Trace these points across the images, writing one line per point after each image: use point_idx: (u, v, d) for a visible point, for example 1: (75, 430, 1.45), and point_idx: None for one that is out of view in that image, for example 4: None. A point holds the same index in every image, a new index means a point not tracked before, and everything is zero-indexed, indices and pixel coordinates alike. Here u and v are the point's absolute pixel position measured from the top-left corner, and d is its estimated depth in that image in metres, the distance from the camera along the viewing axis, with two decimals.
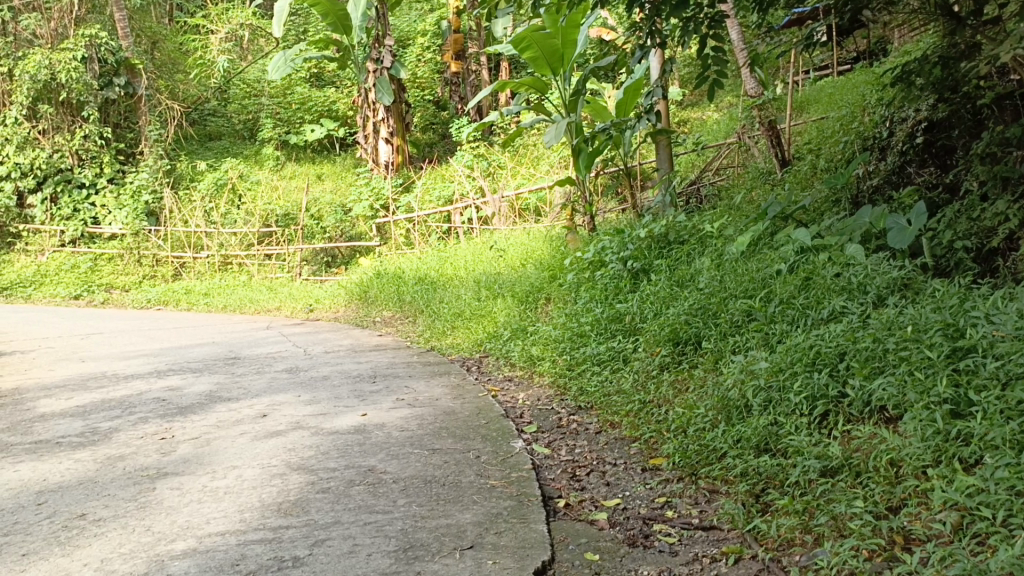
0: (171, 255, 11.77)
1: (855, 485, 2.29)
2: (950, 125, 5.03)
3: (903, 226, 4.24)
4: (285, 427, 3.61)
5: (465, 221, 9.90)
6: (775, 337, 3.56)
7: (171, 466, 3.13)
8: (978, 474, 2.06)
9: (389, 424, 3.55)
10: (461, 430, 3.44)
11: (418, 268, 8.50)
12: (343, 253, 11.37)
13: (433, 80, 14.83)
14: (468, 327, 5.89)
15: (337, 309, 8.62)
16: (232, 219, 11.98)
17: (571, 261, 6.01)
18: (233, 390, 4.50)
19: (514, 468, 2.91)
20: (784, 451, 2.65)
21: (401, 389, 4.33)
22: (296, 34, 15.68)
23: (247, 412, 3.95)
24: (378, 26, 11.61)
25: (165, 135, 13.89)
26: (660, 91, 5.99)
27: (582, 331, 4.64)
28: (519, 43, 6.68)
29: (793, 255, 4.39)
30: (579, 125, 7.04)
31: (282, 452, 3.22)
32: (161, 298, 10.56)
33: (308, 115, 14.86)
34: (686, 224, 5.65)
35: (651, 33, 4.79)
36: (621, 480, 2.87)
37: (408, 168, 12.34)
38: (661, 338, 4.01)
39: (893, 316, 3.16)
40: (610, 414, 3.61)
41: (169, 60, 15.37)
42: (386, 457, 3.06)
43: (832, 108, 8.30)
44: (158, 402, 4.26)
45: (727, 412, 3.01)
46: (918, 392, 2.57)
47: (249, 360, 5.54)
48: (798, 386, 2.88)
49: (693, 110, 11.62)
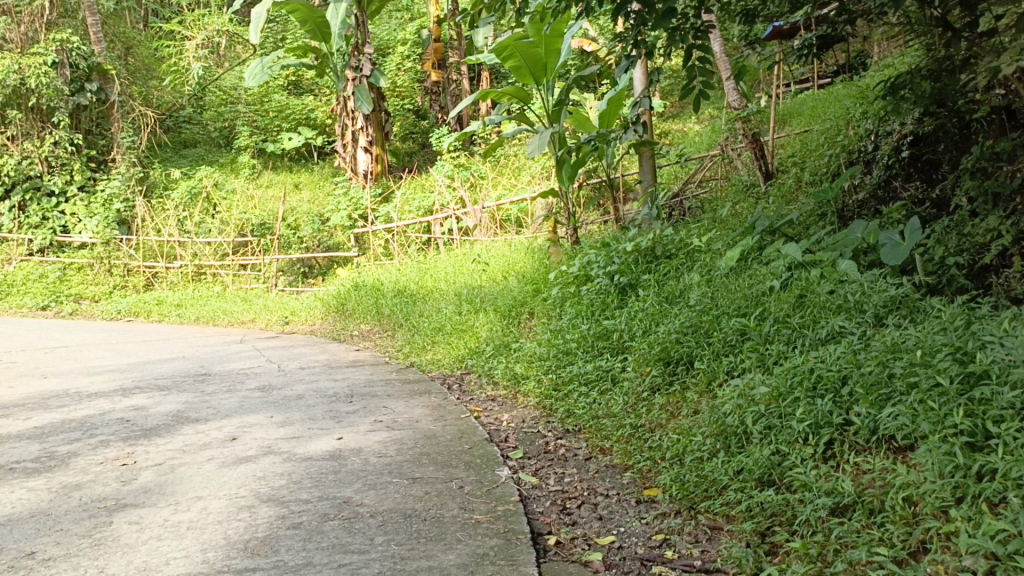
0: (142, 265, 11.51)
1: (869, 525, 2.14)
2: (936, 139, 4.94)
3: (896, 242, 4.08)
4: (255, 452, 3.39)
5: (446, 232, 9.72)
6: (772, 357, 3.41)
7: (130, 497, 2.91)
8: (1007, 517, 1.91)
9: (366, 450, 3.36)
10: (443, 456, 3.25)
11: (398, 280, 8.29)
12: (321, 263, 11.14)
13: (413, 89, 14.65)
14: (450, 343, 5.72)
15: (313, 322, 8.41)
16: (206, 228, 11.72)
17: (556, 275, 5.84)
18: (201, 410, 4.27)
19: (500, 501, 2.71)
20: (789, 485, 2.49)
21: (379, 410, 4.12)
22: (275, 41, 15.44)
23: (215, 435, 3.73)
24: (357, 34, 11.41)
25: (139, 142, 13.53)
26: (648, 101, 5.71)
27: (568, 349, 4.47)
28: (501, 51, 6.51)
29: (784, 271, 4.24)
30: (562, 136, 6.86)
31: (250, 480, 3.01)
32: (132, 309, 10.28)
33: (286, 123, 14.60)
34: (674, 238, 5.49)
35: (636, 43, 4.63)
36: (615, 514, 2.70)
37: (388, 178, 12.13)
38: (651, 358, 3.84)
39: (896, 337, 3.01)
40: (600, 439, 3.44)
41: (142, 66, 14.99)
42: (362, 486, 2.86)
43: (815, 121, 8.20)
44: (121, 424, 4.03)
45: (725, 440, 2.84)
46: (931, 422, 2.42)
47: (220, 376, 5.30)
48: (801, 412, 2.73)
49: (674, 122, 11.55)
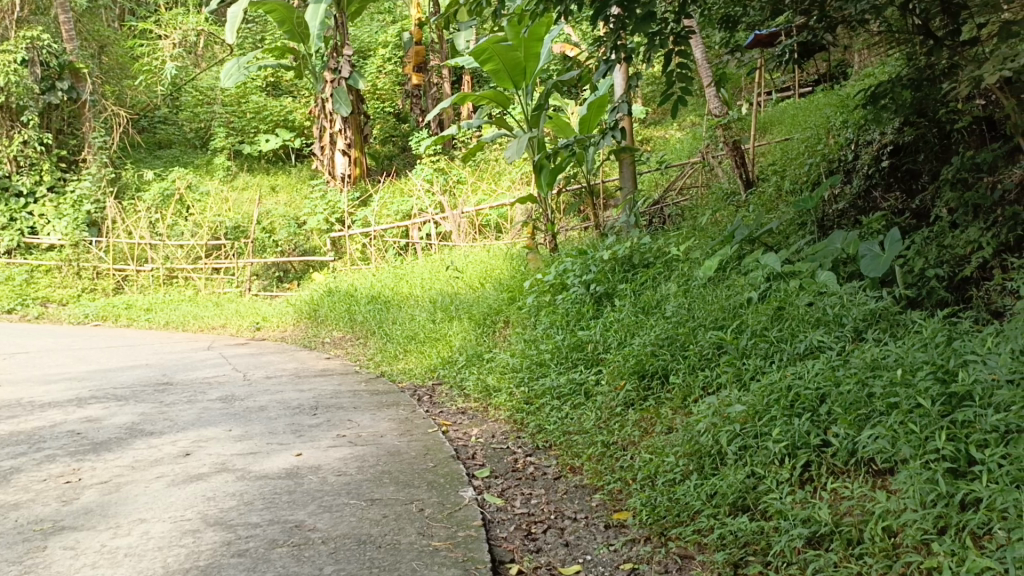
0: (112, 268, 11.26)
1: (847, 558, 2.03)
2: (916, 149, 4.87)
3: (876, 254, 3.99)
4: (208, 469, 3.23)
5: (423, 236, 9.57)
6: (748, 372, 3.29)
7: (69, 519, 2.73)
8: (993, 555, 1.80)
9: (326, 467, 3.20)
10: (404, 475, 3.09)
11: (372, 286, 8.13)
12: (297, 267, 10.94)
13: (393, 92, 14.50)
14: (422, 352, 5.57)
15: (285, 329, 8.23)
16: (179, 231, 11.50)
17: (531, 282, 5.70)
18: (157, 422, 4.10)
19: (461, 526, 2.57)
20: (764, 512, 2.37)
21: (344, 424, 3.96)
22: (253, 42, 15.21)
23: (168, 450, 3.56)
24: (337, 36, 11.32)
25: (110, 142, 13.24)
26: (627, 107, 5.58)
27: (541, 360, 4.34)
28: (479, 54, 6.36)
29: (763, 282, 4.13)
30: (541, 141, 6.72)
31: (199, 501, 2.85)
32: (100, 313, 10.05)
33: (263, 125, 14.42)
34: (651, 246, 5.38)
35: (615, 47, 4.49)
36: (583, 540, 2.57)
37: (366, 181, 11.95)
38: (626, 371, 3.71)
39: (876, 353, 2.90)
40: (570, 457, 3.31)
41: (116, 65, 14.73)
42: (317, 509, 2.71)
43: (796, 130, 8.13)
44: (71, 437, 3.85)
45: (699, 461, 2.72)
46: (912, 447, 2.30)
47: (182, 386, 5.11)
48: (778, 433, 2.62)
49: (656, 128, 11.49)
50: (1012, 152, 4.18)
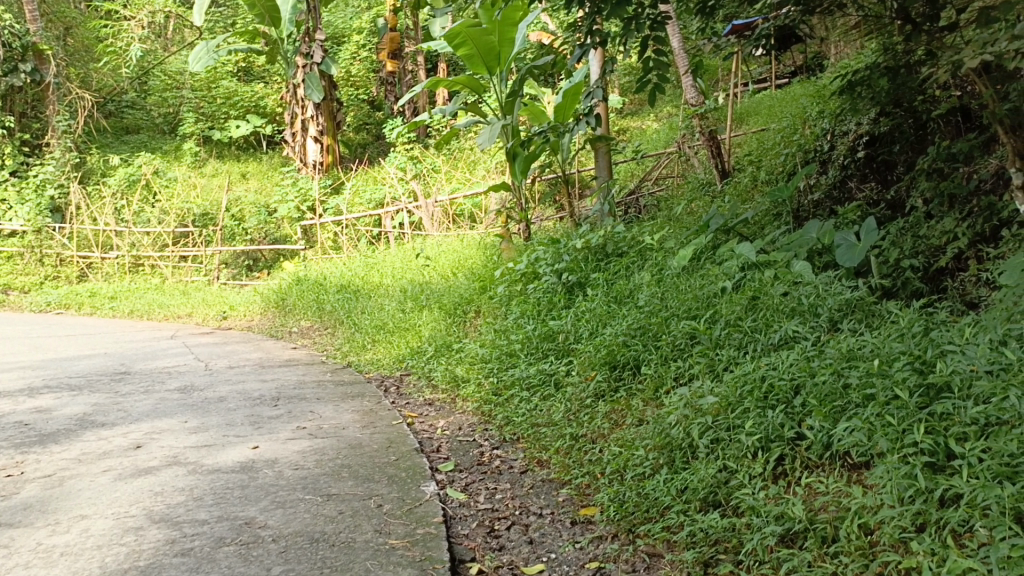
0: (76, 255, 11.05)
1: (822, 558, 1.94)
2: (892, 139, 4.80)
3: (852, 243, 3.88)
4: (159, 463, 3.09)
5: (396, 226, 9.41)
6: (722, 364, 3.20)
7: (5, 515, 2.58)
8: (976, 554, 1.72)
9: (283, 461, 3.06)
10: (364, 469, 2.97)
11: (342, 274, 7.96)
12: (267, 256, 10.71)
13: (368, 79, 14.27)
14: (390, 342, 5.42)
15: (252, 318, 8.07)
16: (145, 218, 11.21)
17: (502, 271, 5.57)
18: (110, 413, 3.93)
19: (420, 522, 2.45)
20: (736, 508, 2.28)
21: (305, 415, 3.82)
22: (223, 26, 14.89)
23: (119, 443, 3.41)
24: (309, 20, 11.06)
25: (75, 126, 12.91)
26: (601, 92, 5.43)
27: (511, 351, 4.23)
28: (452, 38, 6.19)
29: (737, 272, 4.03)
30: (515, 128, 6.57)
31: (146, 497, 2.71)
32: (63, 301, 9.81)
33: (233, 110, 14.15)
34: (625, 235, 5.26)
35: (590, 33, 4.32)
36: (547, 537, 2.46)
37: (338, 169, 11.73)
38: (597, 361, 3.60)
39: (851, 344, 2.82)
40: (538, 450, 3.21)
41: (82, 47, 14.46)
42: (269, 505, 2.57)
43: (772, 121, 8.06)
44: (17, 429, 3.67)
45: (670, 455, 2.62)
46: (890, 440, 2.22)
47: (140, 376, 4.93)
48: (751, 425, 2.53)
49: (632, 118, 11.40)
50: (988, 142, 4.13)
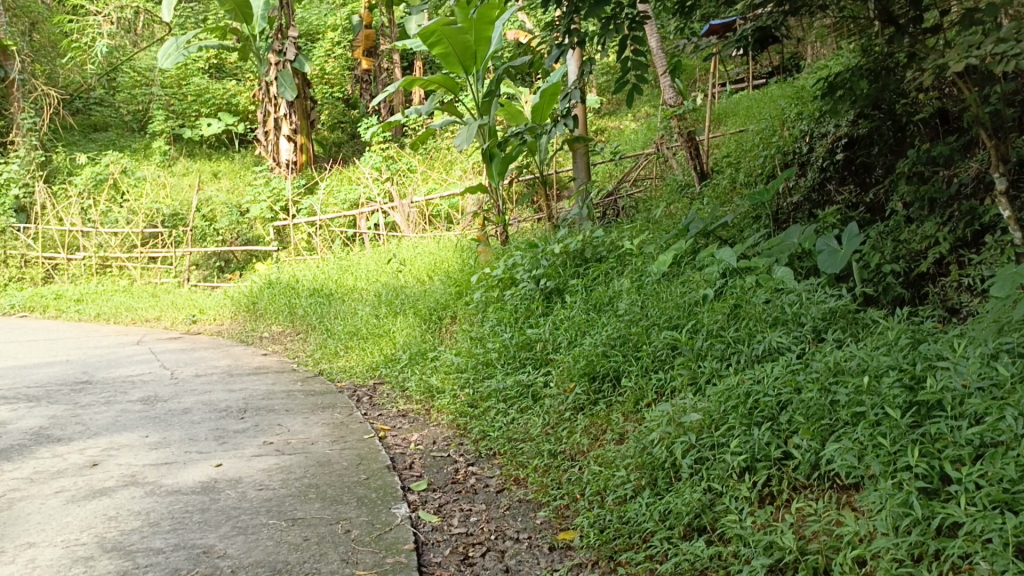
0: (41, 256, 10.84)
1: None
2: (871, 141, 4.73)
3: (834, 249, 3.78)
4: (114, 483, 2.92)
5: (372, 227, 9.24)
6: (704, 375, 3.09)
7: None
8: None
9: (247, 480, 2.92)
10: (333, 490, 2.83)
11: (315, 278, 7.78)
12: (239, 257, 10.45)
13: (343, 77, 14.04)
14: (364, 349, 5.27)
15: (222, 322, 7.87)
16: (113, 218, 10.91)
17: (478, 276, 5.43)
18: (68, 427, 3.75)
19: (390, 551, 2.32)
20: (722, 533, 2.18)
21: (273, 429, 3.67)
22: (195, 21, 14.60)
23: (74, 460, 3.24)
24: (281, 16, 10.85)
25: (41, 124, 12.59)
26: (579, 94, 5.32)
27: (487, 360, 4.10)
28: (428, 36, 6.05)
29: (718, 278, 3.93)
30: (492, 128, 6.44)
31: (99, 522, 2.55)
32: (27, 304, 9.54)
33: (204, 108, 13.88)
34: (604, 239, 5.15)
35: (568, 32, 4.20)
36: (525, 565, 2.35)
37: (312, 168, 11.52)
38: (576, 372, 3.49)
39: (838, 357, 2.72)
40: (515, 468, 3.09)
41: (48, 42, 14.08)
42: (231, 531, 2.43)
43: (750, 122, 7.99)
44: None
45: (652, 475, 2.51)
46: (882, 462, 2.12)
47: (101, 385, 4.74)
48: (736, 444, 2.43)
49: (609, 119, 11.34)
50: (969, 145, 4.07)
